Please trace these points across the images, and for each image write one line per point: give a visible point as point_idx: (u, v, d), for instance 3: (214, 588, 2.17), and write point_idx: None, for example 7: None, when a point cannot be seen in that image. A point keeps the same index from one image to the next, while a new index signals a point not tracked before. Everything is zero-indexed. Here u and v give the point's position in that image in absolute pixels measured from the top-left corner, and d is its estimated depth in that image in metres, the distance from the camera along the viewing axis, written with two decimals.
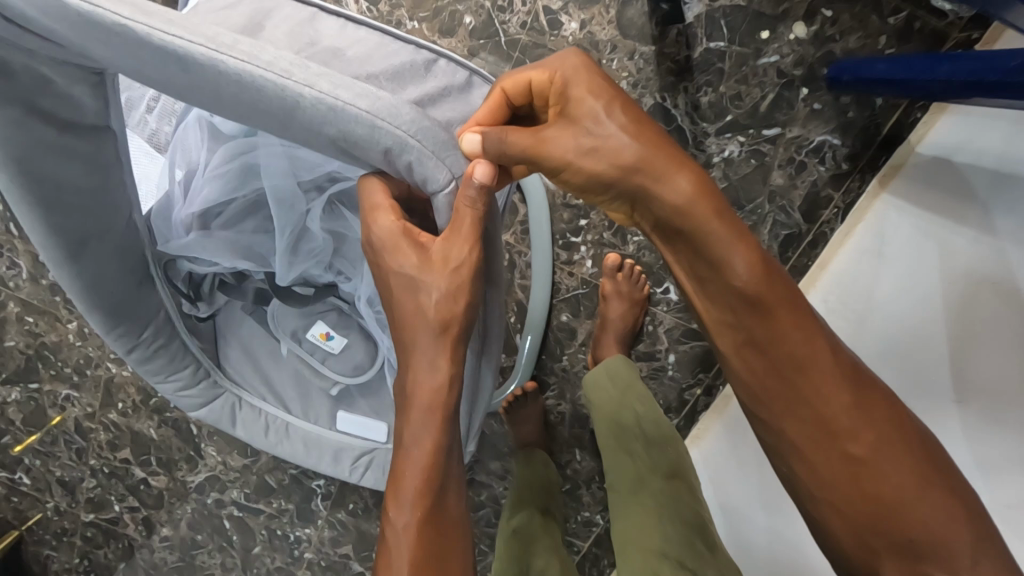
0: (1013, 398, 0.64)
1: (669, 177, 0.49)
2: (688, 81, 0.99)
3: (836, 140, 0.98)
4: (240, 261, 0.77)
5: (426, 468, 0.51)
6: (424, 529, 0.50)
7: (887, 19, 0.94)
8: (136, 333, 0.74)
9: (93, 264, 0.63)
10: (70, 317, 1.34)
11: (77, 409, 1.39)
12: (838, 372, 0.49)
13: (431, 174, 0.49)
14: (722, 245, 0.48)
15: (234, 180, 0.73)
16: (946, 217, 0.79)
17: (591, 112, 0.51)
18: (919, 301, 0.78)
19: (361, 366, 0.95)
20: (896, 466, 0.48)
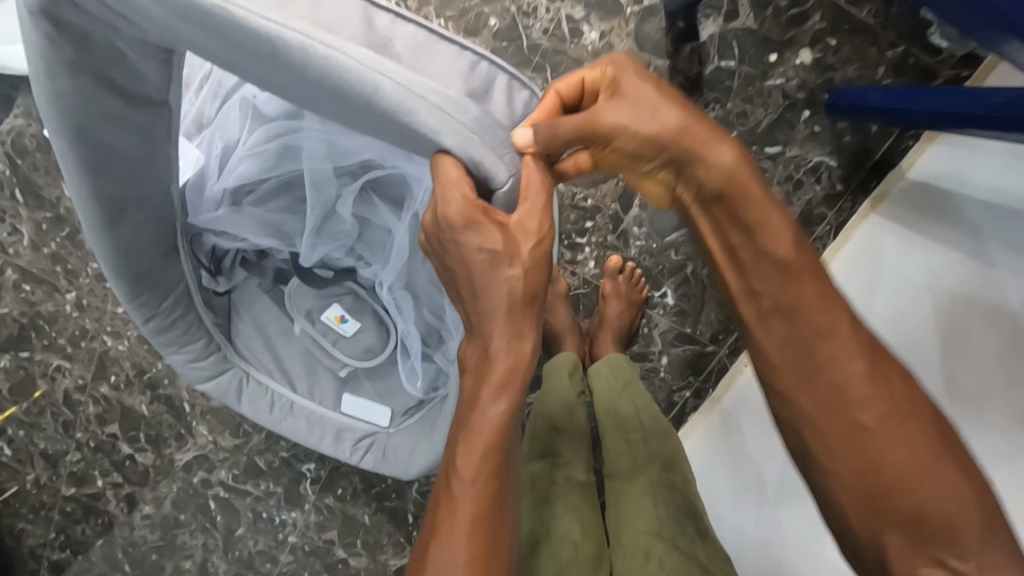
0: (1000, 395, 0.70)
1: (711, 142, 0.57)
2: (698, 96, 1.04)
3: (832, 162, 1.05)
4: (267, 240, 0.81)
5: (497, 429, 0.55)
6: (488, 483, 0.54)
7: (884, 53, 1.00)
8: (156, 303, 0.75)
9: (129, 232, 0.65)
10: (68, 288, 1.34)
11: (67, 381, 1.38)
12: (853, 344, 0.55)
13: (493, 172, 0.55)
14: (756, 209, 0.56)
15: (271, 159, 0.75)
16: (936, 238, 0.86)
17: (640, 87, 0.59)
18: (908, 315, 0.85)
19: (372, 350, 0.98)
20: (907, 440, 0.52)
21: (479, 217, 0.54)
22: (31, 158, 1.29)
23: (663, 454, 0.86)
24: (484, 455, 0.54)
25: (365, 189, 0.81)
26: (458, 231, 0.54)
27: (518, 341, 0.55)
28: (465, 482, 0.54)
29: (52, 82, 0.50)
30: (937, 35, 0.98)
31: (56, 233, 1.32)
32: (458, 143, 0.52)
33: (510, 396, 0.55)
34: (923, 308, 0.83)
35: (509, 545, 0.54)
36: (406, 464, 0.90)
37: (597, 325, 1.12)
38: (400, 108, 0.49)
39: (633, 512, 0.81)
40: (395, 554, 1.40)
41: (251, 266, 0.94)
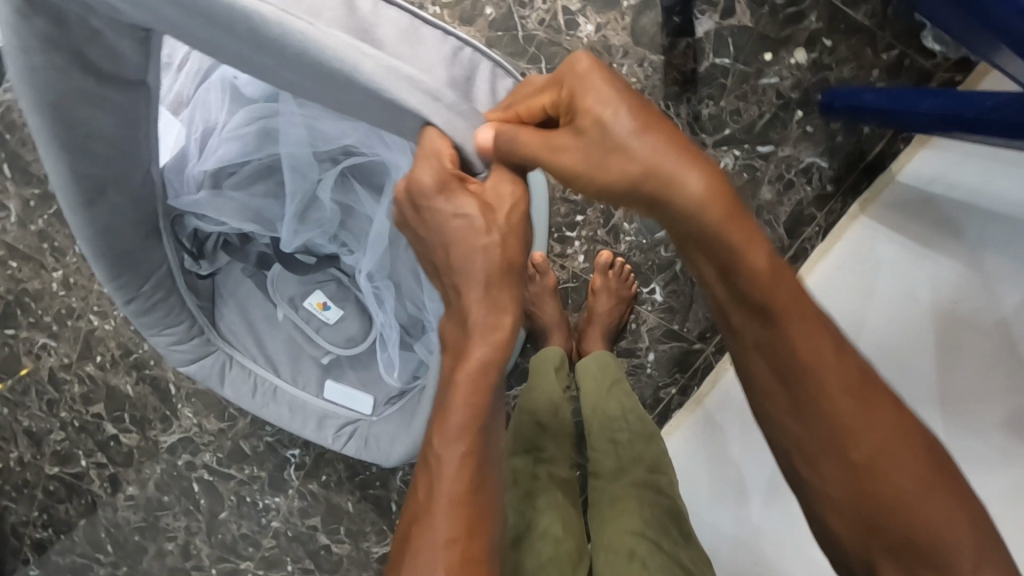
0: (991, 401, 0.72)
1: (682, 180, 0.49)
2: (692, 92, 1.03)
3: (823, 163, 1.05)
4: (246, 224, 0.80)
5: (473, 408, 0.54)
6: (468, 464, 0.53)
7: (880, 54, 1.00)
8: (136, 286, 0.75)
9: (108, 211, 0.64)
10: (55, 266, 1.33)
11: (52, 359, 1.37)
12: (844, 376, 0.53)
13: (470, 157, 0.59)
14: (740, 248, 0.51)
15: (251, 142, 0.75)
16: (931, 245, 0.86)
17: (590, 115, 0.51)
18: (898, 319, 0.85)
19: (354, 338, 0.98)
20: (903, 470, 0.52)
21: (454, 187, 0.56)
22: (20, 134, 1.28)
23: (649, 457, 0.86)
24: (464, 440, 0.53)
25: (346, 175, 0.81)
26: (432, 199, 0.56)
27: (494, 326, 0.55)
28: (445, 468, 0.53)
29: (26, 57, 0.50)
30: (930, 38, 0.99)
31: (43, 210, 1.31)
32: (443, 125, 0.55)
33: (488, 383, 0.54)
34: (915, 315, 0.83)
35: (493, 534, 0.52)
36: (387, 453, 0.90)
37: (585, 320, 1.12)
38: (386, 95, 0.51)
39: (621, 511, 0.80)
40: (379, 542, 1.40)
41: (233, 250, 0.93)
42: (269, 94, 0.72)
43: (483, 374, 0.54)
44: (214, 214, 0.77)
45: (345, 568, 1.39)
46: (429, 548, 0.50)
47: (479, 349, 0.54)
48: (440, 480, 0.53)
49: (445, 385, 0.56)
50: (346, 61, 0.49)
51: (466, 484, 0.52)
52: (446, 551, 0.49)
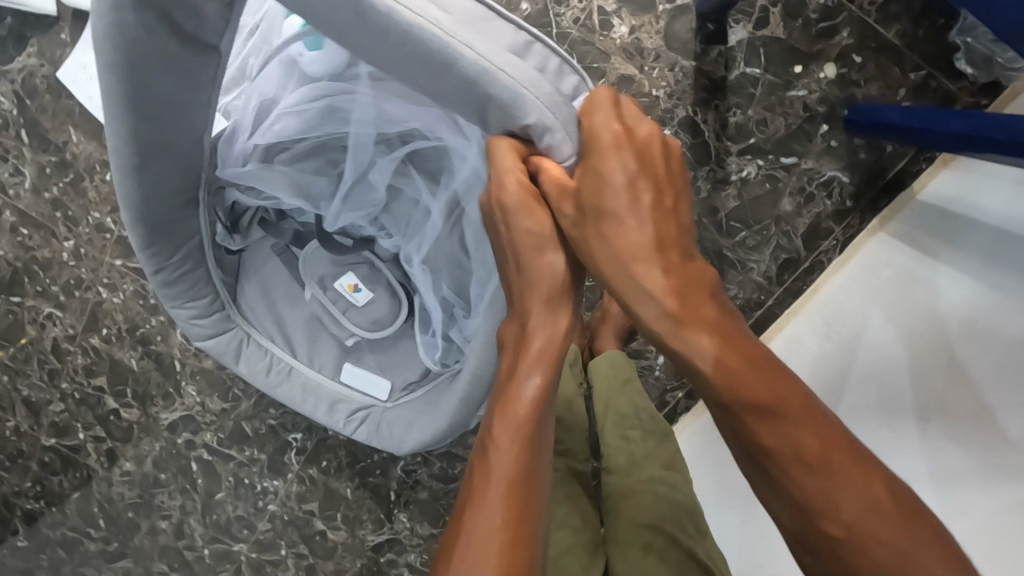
0: (979, 420, 0.72)
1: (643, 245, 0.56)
2: (721, 100, 1.05)
3: (844, 177, 1.06)
4: (294, 199, 0.80)
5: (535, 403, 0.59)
6: (525, 453, 0.57)
7: (907, 74, 1.02)
8: (166, 255, 0.74)
9: (158, 175, 0.64)
10: (66, 236, 1.32)
11: (57, 329, 1.36)
12: (820, 451, 0.49)
13: (556, 143, 0.60)
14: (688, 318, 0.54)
15: (313, 119, 0.74)
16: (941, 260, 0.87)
17: (609, 187, 0.57)
18: (909, 335, 0.85)
19: (381, 322, 0.98)
20: (887, 546, 0.46)
21: (534, 205, 0.61)
22: (39, 100, 1.27)
23: (664, 456, 0.86)
24: (518, 436, 0.58)
25: (404, 160, 0.82)
26: (512, 212, 0.61)
27: (551, 326, 0.61)
28: (499, 458, 0.57)
29: (116, 11, 0.49)
30: (963, 60, 1.00)
31: (58, 179, 1.30)
32: (535, 116, 0.57)
33: (544, 371, 0.60)
34: (924, 330, 0.84)
35: (539, 519, 0.57)
36: (401, 439, 0.90)
37: (599, 319, 1.13)
38: (482, 79, 0.53)
39: (635, 505, 0.81)
40: (375, 531, 1.40)
41: (269, 226, 0.92)
42: (341, 73, 0.70)
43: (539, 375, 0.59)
44: (264, 187, 0.77)
45: (339, 554, 1.39)
46: (485, 528, 0.54)
47: (541, 349, 0.60)
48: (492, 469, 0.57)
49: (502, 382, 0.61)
50: (448, 44, 0.51)
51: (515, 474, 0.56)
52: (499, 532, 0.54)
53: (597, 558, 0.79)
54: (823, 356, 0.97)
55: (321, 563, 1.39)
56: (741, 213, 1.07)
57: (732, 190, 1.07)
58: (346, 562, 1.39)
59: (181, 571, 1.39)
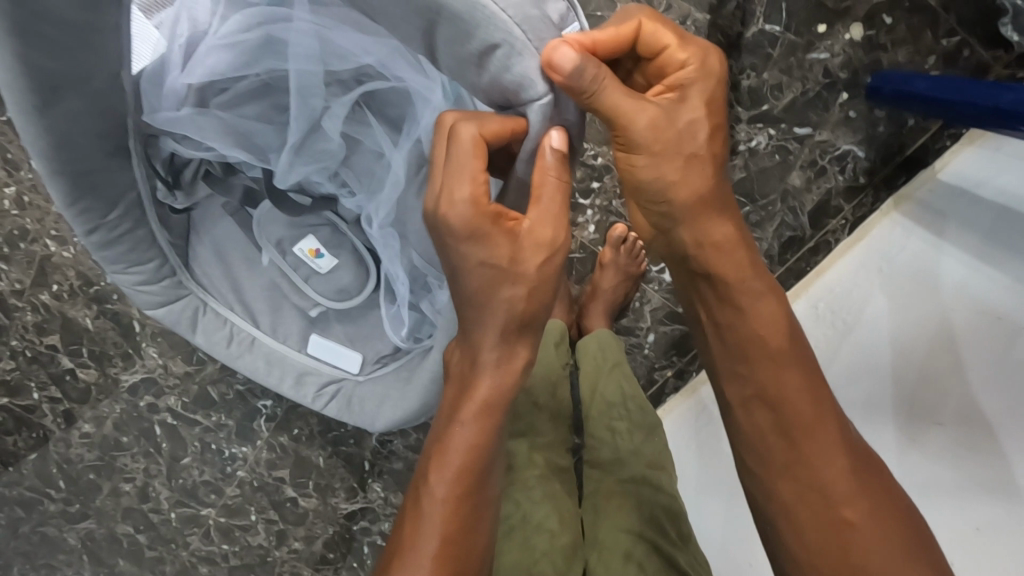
0: (985, 418, 0.70)
1: (718, 230, 0.59)
2: (734, 59, 0.95)
3: (860, 152, 0.98)
4: (234, 149, 0.70)
5: (472, 450, 0.57)
6: (462, 502, 0.57)
7: (940, 40, 0.93)
8: (101, 213, 0.65)
9: (68, 117, 0.54)
10: (7, 180, 1.19)
11: (3, 283, 1.25)
12: (843, 456, 0.59)
13: (529, 81, 0.49)
14: (759, 317, 0.60)
15: (251, 53, 0.64)
16: (961, 242, 0.82)
17: (689, 141, 0.54)
18: (907, 328, 0.82)
19: (347, 291, 0.90)
20: (887, 544, 0.57)
21: (485, 228, 0.51)
22: None
23: (652, 451, 0.81)
24: (471, 450, 0.57)
25: (359, 104, 0.72)
26: (457, 241, 0.52)
27: (505, 352, 0.56)
28: (435, 506, 0.57)
29: None
30: (1010, 26, 0.90)
31: None
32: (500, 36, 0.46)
33: (488, 419, 0.57)
34: (926, 325, 0.80)
35: (474, 564, 0.58)
36: (372, 417, 0.84)
37: (589, 295, 1.06)
38: None
39: (617, 508, 0.77)
40: (347, 499, 1.36)
41: (215, 182, 0.80)
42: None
43: (500, 397, 0.57)
44: (198, 136, 0.67)
45: (310, 521, 1.35)
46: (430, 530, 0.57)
47: (484, 393, 0.56)
48: (439, 482, 0.57)
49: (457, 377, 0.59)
50: None
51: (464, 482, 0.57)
52: (440, 536, 0.56)
53: (577, 560, 0.75)
54: (820, 343, 0.92)
55: (292, 529, 1.35)
56: (746, 186, 0.99)
57: (739, 161, 0.98)
58: (317, 529, 1.35)
59: (146, 534, 1.34)
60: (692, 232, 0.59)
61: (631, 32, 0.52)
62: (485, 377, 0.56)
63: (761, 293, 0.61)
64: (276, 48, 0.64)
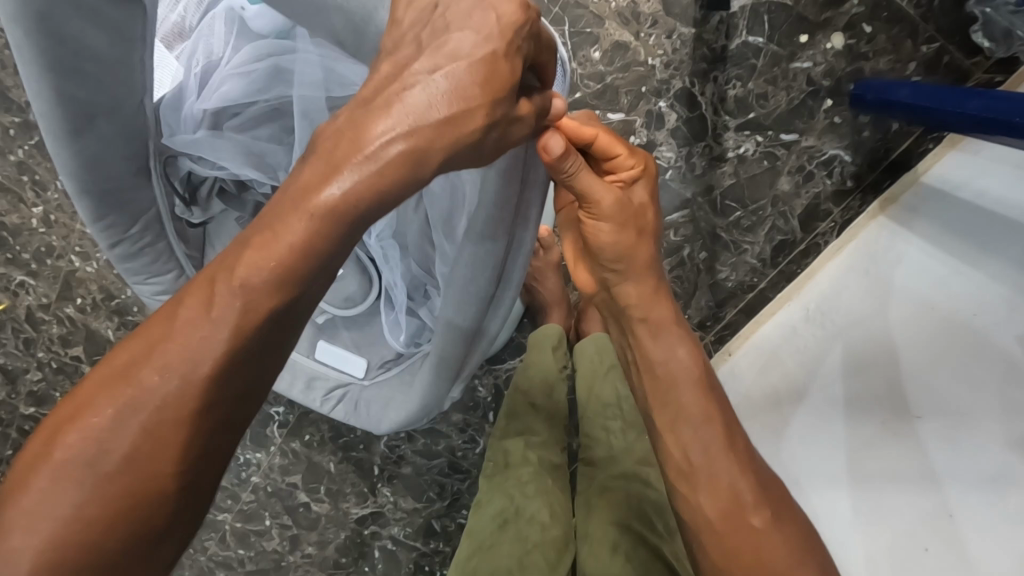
0: (963, 418, 0.75)
1: (641, 280, 0.65)
2: (720, 70, 0.99)
3: (846, 157, 1.01)
4: (248, 170, 0.75)
5: (192, 409, 0.39)
6: (153, 485, 0.38)
7: (919, 47, 0.96)
8: (123, 228, 0.70)
9: (98, 144, 0.60)
10: (35, 201, 1.26)
11: (31, 298, 1.32)
12: (750, 467, 0.64)
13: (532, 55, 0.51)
14: (676, 342, 0.66)
15: (260, 82, 0.70)
16: (948, 250, 0.86)
17: (642, 221, 0.63)
18: (899, 337, 0.85)
19: (352, 299, 0.93)
20: (785, 544, 0.61)
21: (484, 65, 0.43)
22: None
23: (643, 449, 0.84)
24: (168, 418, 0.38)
25: None
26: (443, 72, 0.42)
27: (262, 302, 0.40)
28: (108, 461, 0.37)
29: None
30: (979, 33, 0.95)
31: (23, 141, 1.22)
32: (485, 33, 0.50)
33: (219, 378, 0.39)
34: (915, 333, 0.83)
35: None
36: (378, 419, 0.88)
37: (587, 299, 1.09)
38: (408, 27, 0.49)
39: (607, 503, 0.80)
40: (358, 503, 1.40)
41: (228, 198, 0.86)
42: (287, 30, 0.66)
43: (225, 361, 0.39)
44: (214, 157, 0.71)
45: (322, 526, 1.39)
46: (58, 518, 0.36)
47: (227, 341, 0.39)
48: (126, 424, 0.38)
49: (177, 295, 0.42)
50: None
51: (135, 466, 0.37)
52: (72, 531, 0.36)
53: (567, 553, 0.77)
54: (806, 346, 0.94)
55: (305, 534, 1.39)
56: (737, 193, 1.02)
57: (729, 168, 1.02)
58: (329, 534, 1.39)
59: None
60: (634, 285, 0.65)
61: (591, 133, 0.58)
62: (213, 316, 0.40)
63: (677, 323, 0.67)
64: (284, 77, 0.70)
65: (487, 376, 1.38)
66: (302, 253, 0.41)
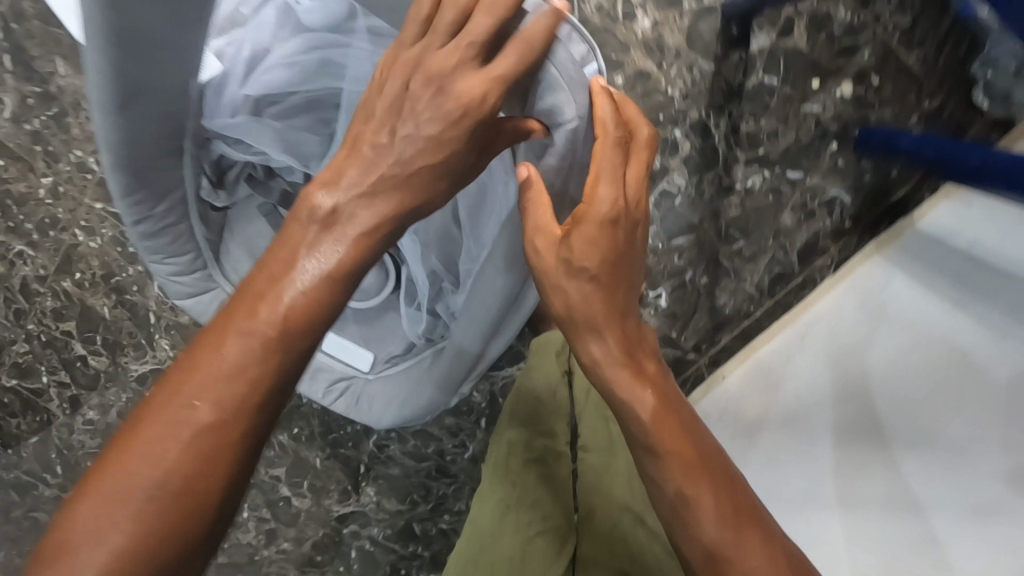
0: (965, 446, 0.75)
1: (599, 334, 0.58)
2: (735, 106, 1.04)
3: (846, 198, 1.07)
4: (283, 154, 0.78)
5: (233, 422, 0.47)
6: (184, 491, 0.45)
7: (923, 101, 1.02)
8: (149, 206, 0.73)
9: (140, 118, 0.60)
10: (46, 171, 1.24)
11: (27, 269, 1.31)
12: (765, 545, 0.52)
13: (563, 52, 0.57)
14: (640, 400, 0.56)
15: (306, 73, 0.71)
16: (947, 283, 0.89)
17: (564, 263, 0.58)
18: (898, 365, 0.87)
19: (368, 292, 0.95)
20: None
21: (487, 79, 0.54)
22: (27, 26, 1.15)
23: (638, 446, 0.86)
24: (194, 467, 0.46)
25: None
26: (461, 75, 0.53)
27: (260, 366, 0.48)
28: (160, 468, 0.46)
29: None
30: (981, 91, 1.02)
31: (41, 111, 1.19)
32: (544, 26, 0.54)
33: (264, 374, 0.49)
34: (914, 354, 0.86)
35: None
36: (377, 416, 0.91)
37: None
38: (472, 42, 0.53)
39: (606, 496, 0.84)
40: (341, 501, 1.39)
41: (256, 183, 0.88)
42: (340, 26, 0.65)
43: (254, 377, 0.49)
44: (252, 140, 0.74)
45: (302, 522, 1.38)
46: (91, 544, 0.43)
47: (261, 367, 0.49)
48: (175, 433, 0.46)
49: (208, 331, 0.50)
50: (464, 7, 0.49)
51: (162, 508, 0.45)
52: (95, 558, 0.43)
53: (569, 543, 0.82)
54: (809, 375, 0.97)
55: (282, 529, 1.38)
56: (742, 224, 1.07)
57: (736, 200, 1.06)
58: (308, 530, 1.38)
59: None
60: (597, 344, 0.58)
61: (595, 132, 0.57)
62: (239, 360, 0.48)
63: (647, 376, 0.58)
64: (327, 68, 0.70)
65: (484, 382, 1.39)
66: (288, 329, 0.50)
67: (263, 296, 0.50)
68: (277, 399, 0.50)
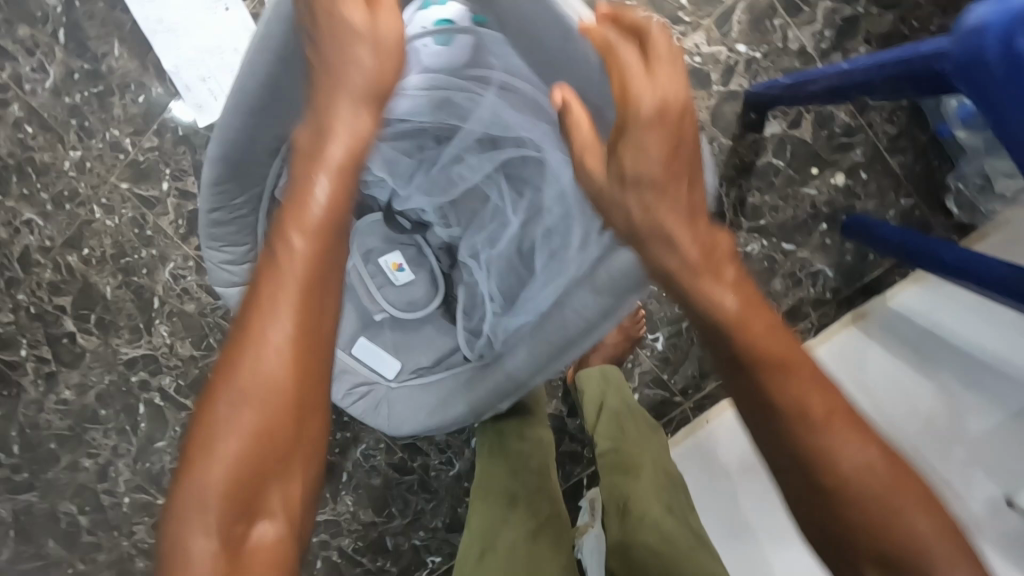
0: (979, 497, 0.89)
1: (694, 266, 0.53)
2: (745, 180, 1.16)
3: (829, 273, 1.21)
4: (383, 171, 0.82)
5: (286, 335, 0.54)
6: (261, 394, 0.52)
7: (899, 199, 1.19)
8: (230, 196, 0.78)
9: (260, 121, 0.71)
10: (75, 145, 1.23)
11: (32, 238, 1.26)
12: (895, 473, 0.50)
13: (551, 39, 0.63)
14: (752, 336, 0.51)
15: (426, 106, 0.75)
16: (927, 356, 1.05)
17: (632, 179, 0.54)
18: (898, 424, 1.00)
19: (415, 303, 1.01)
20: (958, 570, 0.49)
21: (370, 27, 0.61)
22: (90, 6, 1.18)
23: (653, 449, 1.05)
24: (291, 378, 0.53)
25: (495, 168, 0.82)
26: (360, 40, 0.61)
27: (309, 276, 0.56)
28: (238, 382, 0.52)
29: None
30: (954, 200, 1.20)
31: (85, 87, 1.20)
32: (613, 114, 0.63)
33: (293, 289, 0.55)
34: (913, 421, 0.99)
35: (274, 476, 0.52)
36: (399, 423, 0.92)
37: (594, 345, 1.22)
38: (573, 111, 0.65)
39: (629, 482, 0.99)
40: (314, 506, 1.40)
41: None
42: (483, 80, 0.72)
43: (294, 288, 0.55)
44: None
45: None
46: (224, 457, 0.50)
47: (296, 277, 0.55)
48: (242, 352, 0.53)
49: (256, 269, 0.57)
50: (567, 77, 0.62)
51: (277, 411, 0.52)
52: (235, 467, 0.50)
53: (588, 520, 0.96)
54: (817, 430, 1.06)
55: None
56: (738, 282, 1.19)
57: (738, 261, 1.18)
58: None
59: (90, 516, 1.33)
60: (682, 266, 0.54)
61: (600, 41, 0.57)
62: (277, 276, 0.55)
63: (767, 315, 0.53)
64: (447, 108, 0.76)
65: None
66: (315, 250, 0.56)
67: (283, 232, 0.57)
68: (321, 296, 0.56)
